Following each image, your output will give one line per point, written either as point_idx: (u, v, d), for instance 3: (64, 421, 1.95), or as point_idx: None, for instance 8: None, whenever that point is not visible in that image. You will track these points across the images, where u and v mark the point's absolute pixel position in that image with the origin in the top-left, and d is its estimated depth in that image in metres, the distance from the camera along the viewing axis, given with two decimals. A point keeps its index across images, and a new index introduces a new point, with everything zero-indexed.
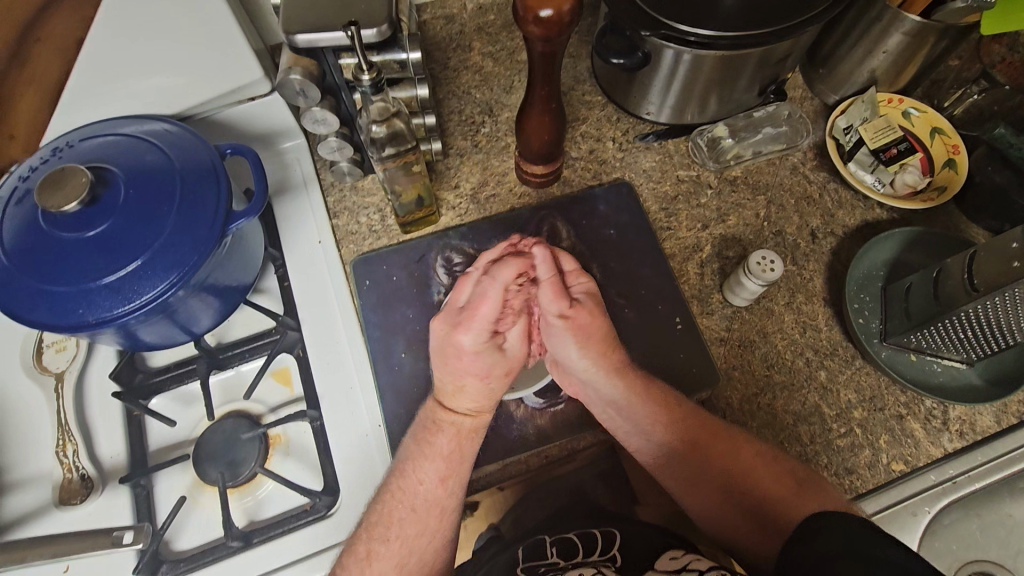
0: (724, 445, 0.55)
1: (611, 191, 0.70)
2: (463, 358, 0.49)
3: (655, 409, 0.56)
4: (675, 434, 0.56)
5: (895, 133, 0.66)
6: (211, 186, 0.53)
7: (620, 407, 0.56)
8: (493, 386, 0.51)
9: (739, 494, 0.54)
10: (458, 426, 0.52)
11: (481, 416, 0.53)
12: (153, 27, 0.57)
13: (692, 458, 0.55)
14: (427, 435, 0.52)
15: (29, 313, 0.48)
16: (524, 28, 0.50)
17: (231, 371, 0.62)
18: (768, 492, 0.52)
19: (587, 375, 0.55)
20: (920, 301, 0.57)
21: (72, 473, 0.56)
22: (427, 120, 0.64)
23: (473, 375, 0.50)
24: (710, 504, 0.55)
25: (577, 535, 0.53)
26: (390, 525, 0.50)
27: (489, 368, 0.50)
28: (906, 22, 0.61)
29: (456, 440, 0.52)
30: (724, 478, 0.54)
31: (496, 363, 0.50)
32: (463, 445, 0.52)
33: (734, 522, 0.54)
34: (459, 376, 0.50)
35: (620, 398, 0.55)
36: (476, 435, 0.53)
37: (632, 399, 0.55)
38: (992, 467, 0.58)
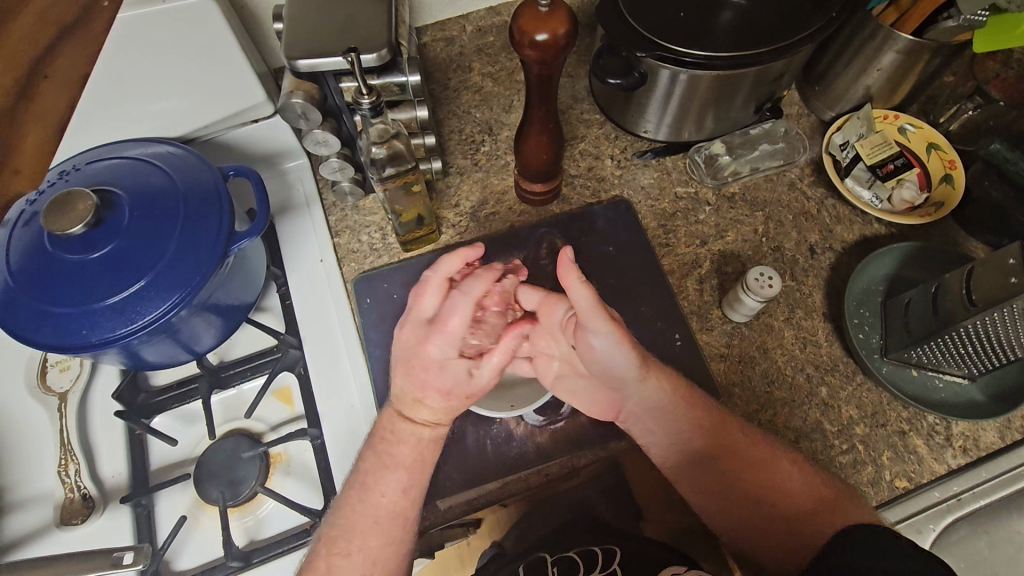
0: (740, 449, 0.54)
1: (609, 208, 0.70)
2: (428, 373, 0.48)
3: (688, 420, 0.55)
4: (690, 439, 0.55)
5: (890, 150, 0.66)
6: (214, 207, 0.54)
7: (662, 412, 0.55)
8: (454, 403, 0.50)
9: (742, 501, 0.54)
10: (418, 437, 0.51)
11: (439, 429, 0.51)
12: (157, 55, 0.54)
13: (705, 464, 0.55)
14: (385, 445, 0.51)
15: (35, 334, 0.49)
16: (521, 52, 0.51)
17: (233, 390, 0.62)
18: (776, 492, 0.53)
19: (633, 386, 0.54)
20: (920, 316, 0.57)
21: (74, 493, 0.56)
22: (427, 140, 0.65)
23: (436, 389, 0.49)
24: (717, 510, 0.54)
25: (578, 554, 0.52)
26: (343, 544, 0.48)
27: (454, 385, 0.49)
28: (899, 41, 0.62)
29: (417, 450, 0.51)
30: (732, 483, 0.54)
31: (461, 382, 0.49)
32: (425, 454, 0.51)
33: (740, 527, 0.54)
34: (422, 389, 0.49)
35: (666, 406, 0.54)
36: (436, 446, 0.52)
37: (677, 403, 0.55)
38: (997, 484, 0.57)
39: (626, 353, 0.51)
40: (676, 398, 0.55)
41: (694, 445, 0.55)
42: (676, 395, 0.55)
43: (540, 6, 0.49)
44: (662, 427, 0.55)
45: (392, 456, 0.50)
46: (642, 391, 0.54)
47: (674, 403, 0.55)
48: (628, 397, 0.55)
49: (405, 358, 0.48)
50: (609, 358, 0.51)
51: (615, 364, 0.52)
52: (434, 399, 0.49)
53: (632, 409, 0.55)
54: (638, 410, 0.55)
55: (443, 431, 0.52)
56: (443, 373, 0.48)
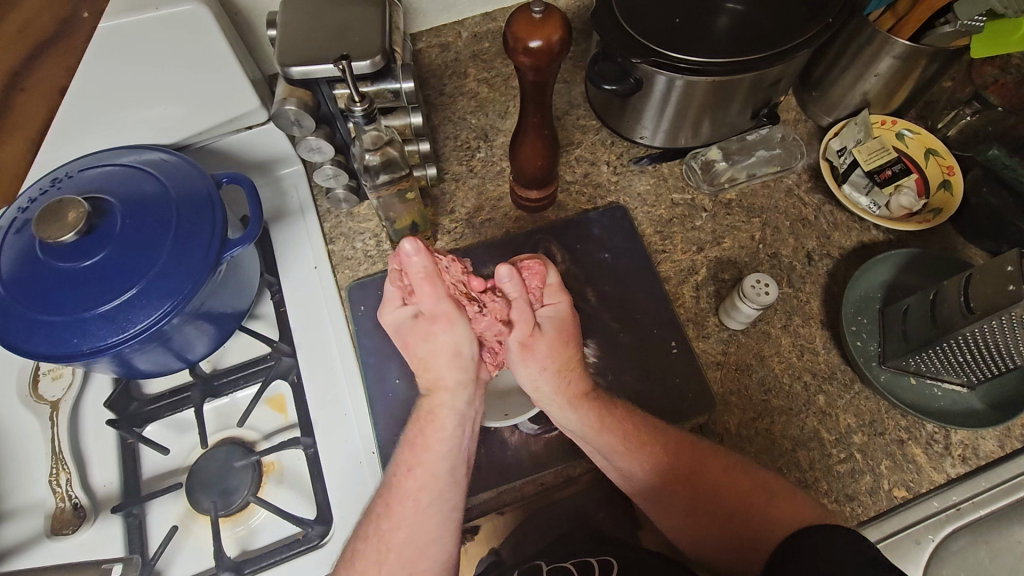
0: (703, 466, 0.54)
1: (605, 215, 0.70)
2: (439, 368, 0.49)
3: (619, 436, 0.54)
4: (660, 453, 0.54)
5: (889, 155, 0.66)
6: (206, 214, 0.53)
7: (585, 433, 0.54)
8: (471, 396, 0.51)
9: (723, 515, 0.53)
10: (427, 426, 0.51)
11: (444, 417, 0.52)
12: (151, 62, 0.54)
13: (674, 485, 0.54)
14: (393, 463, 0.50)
15: (24, 343, 0.48)
16: (515, 58, 0.51)
17: (226, 398, 0.62)
18: (747, 504, 0.51)
19: (547, 405, 0.54)
20: (918, 324, 0.56)
21: (65, 502, 0.56)
22: (421, 146, 0.65)
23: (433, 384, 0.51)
24: (696, 530, 0.53)
25: (574, 564, 0.50)
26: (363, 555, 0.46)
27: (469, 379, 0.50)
28: (896, 46, 0.61)
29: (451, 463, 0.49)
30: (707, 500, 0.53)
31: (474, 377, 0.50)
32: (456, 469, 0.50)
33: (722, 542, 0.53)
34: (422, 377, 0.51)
35: (584, 427, 0.54)
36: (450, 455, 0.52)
37: (595, 427, 0.54)
38: (995, 494, 0.56)
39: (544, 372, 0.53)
40: (595, 421, 0.54)
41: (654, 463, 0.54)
42: (590, 420, 0.54)
43: (534, 13, 0.49)
44: (594, 449, 0.54)
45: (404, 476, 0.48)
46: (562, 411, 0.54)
47: (594, 431, 0.54)
48: (549, 412, 0.56)
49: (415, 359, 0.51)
50: (524, 374, 0.54)
51: (526, 382, 0.54)
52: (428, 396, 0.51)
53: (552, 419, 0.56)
54: (557, 424, 0.55)
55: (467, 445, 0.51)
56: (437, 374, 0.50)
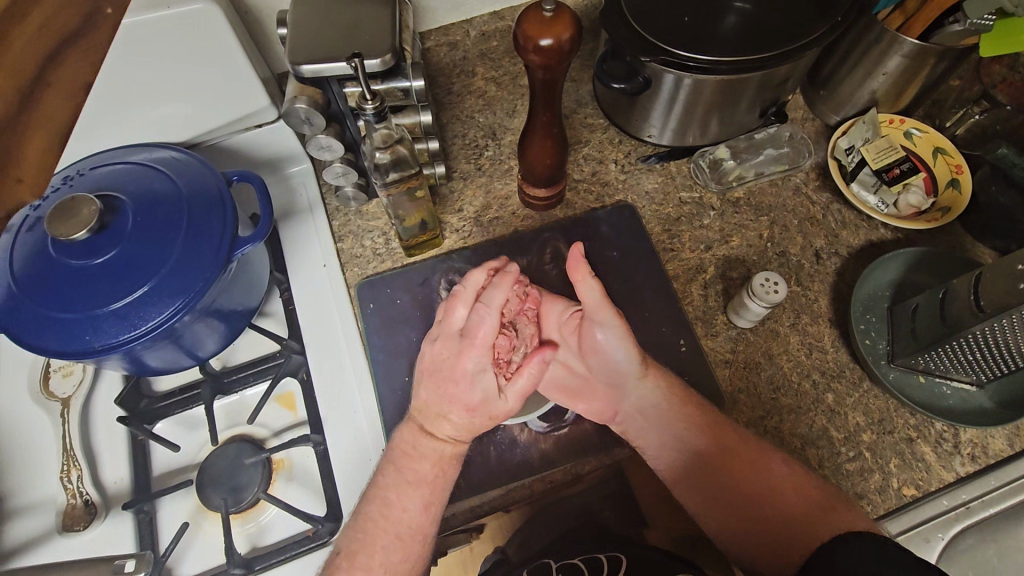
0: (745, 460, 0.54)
1: (613, 213, 0.70)
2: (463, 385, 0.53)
3: (687, 417, 0.57)
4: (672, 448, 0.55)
5: (897, 154, 0.67)
6: (218, 212, 0.53)
7: (659, 412, 0.57)
8: (477, 421, 0.53)
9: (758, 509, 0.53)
10: (439, 453, 0.53)
11: (461, 445, 0.54)
12: (163, 60, 0.54)
13: (711, 474, 0.55)
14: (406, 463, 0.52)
15: (37, 340, 0.49)
16: (526, 56, 0.51)
17: (235, 395, 0.62)
18: (784, 502, 0.52)
19: (632, 381, 0.58)
20: (927, 322, 0.56)
21: (76, 499, 0.56)
22: (430, 145, 0.65)
23: (462, 404, 0.53)
24: (735, 523, 0.54)
25: (582, 561, 0.51)
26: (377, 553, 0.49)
27: (481, 401, 0.53)
28: (905, 45, 0.61)
29: (438, 467, 0.52)
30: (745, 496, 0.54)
31: (488, 399, 0.53)
32: (444, 471, 0.53)
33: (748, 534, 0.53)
34: (448, 404, 0.53)
35: (664, 404, 0.57)
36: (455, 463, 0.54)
37: (677, 403, 0.57)
38: (1004, 492, 0.57)
39: (626, 346, 0.57)
40: (672, 397, 0.57)
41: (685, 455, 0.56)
42: (670, 392, 0.58)
43: (545, 11, 0.49)
44: (663, 423, 0.57)
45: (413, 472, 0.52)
46: (643, 385, 0.58)
47: (673, 404, 0.57)
48: (627, 396, 0.58)
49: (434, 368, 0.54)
50: (612, 350, 0.57)
51: (619, 358, 0.57)
52: (478, 419, 0.53)
53: (631, 408, 0.58)
54: (637, 411, 0.58)
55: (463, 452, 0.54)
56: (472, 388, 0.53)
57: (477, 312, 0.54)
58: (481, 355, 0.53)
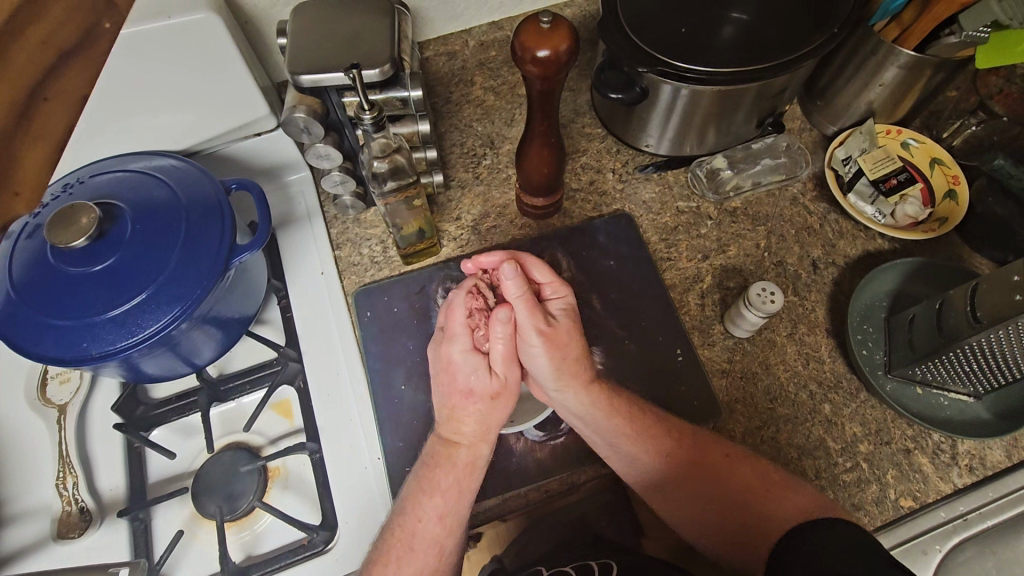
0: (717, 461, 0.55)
1: (610, 222, 0.70)
2: (456, 375, 0.52)
3: (616, 426, 0.55)
4: (662, 456, 0.55)
5: (894, 165, 0.67)
6: (216, 220, 0.54)
7: (590, 420, 0.55)
8: (483, 405, 0.52)
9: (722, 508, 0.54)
10: (457, 460, 0.53)
11: (479, 447, 0.53)
12: (164, 71, 0.54)
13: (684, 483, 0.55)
14: (428, 471, 0.53)
15: (34, 347, 0.49)
16: (523, 67, 0.52)
17: (232, 403, 0.62)
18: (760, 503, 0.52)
19: (551, 391, 0.55)
20: (924, 333, 0.56)
21: (72, 506, 0.56)
22: (428, 154, 0.66)
23: (461, 392, 0.52)
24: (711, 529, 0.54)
25: (574, 568, 0.50)
26: (390, 559, 0.50)
27: (476, 385, 0.52)
28: (901, 57, 0.62)
29: (456, 476, 0.52)
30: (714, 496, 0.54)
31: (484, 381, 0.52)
32: (463, 478, 0.52)
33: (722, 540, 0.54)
34: (450, 397, 0.53)
35: (588, 415, 0.55)
36: (476, 468, 0.53)
37: (597, 415, 0.55)
38: (1003, 505, 0.56)
39: (545, 364, 0.53)
40: (598, 410, 0.55)
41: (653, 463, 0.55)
42: (597, 405, 0.55)
43: (542, 23, 0.50)
44: (599, 434, 0.55)
45: (434, 482, 0.52)
46: (568, 398, 0.55)
47: (600, 415, 0.55)
48: (553, 401, 0.57)
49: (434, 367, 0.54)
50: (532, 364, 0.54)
51: (540, 372, 0.54)
52: (479, 404, 0.52)
53: (561, 412, 0.57)
54: (568, 416, 0.56)
55: (481, 454, 0.53)
56: (467, 373, 0.52)
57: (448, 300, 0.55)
58: (464, 346, 0.52)
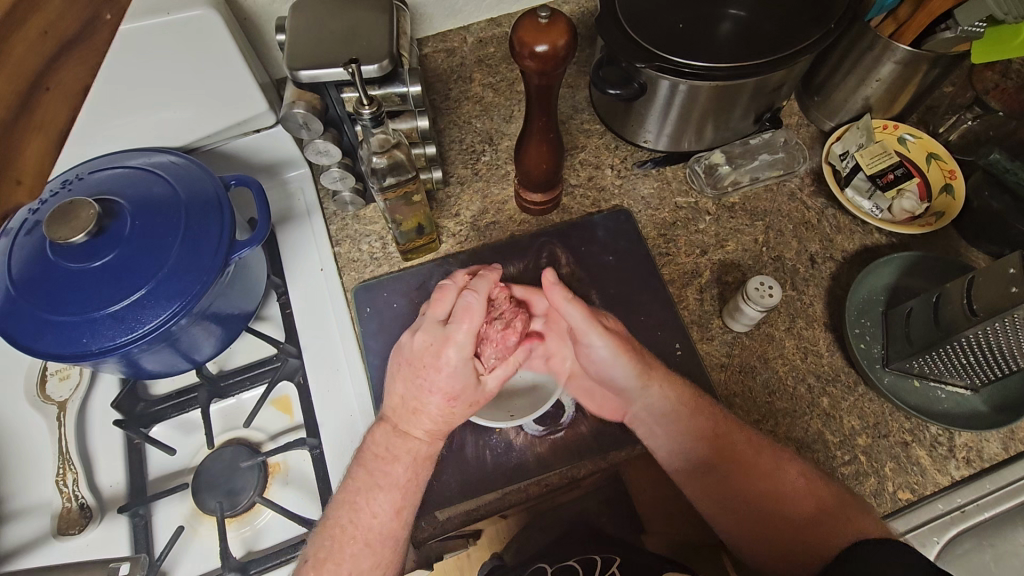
0: (746, 455, 0.54)
1: (609, 218, 0.70)
2: (438, 371, 0.51)
3: (697, 430, 0.55)
4: (677, 449, 0.56)
5: (891, 158, 0.66)
6: (215, 216, 0.54)
7: (672, 420, 0.56)
8: (458, 409, 0.52)
9: (769, 513, 0.54)
10: (415, 451, 0.53)
11: (436, 442, 0.54)
12: (162, 67, 0.54)
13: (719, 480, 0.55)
14: (379, 462, 0.52)
15: (34, 343, 0.49)
16: (522, 62, 0.52)
17: (232, 399, 0.62)
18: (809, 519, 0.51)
19: (635, 391, 0.56)
20: (921, 326, 0.56)
21: (72, 502, 0.56)
22: (428, 150, 0.66)
23: (442, 392, 0.51)
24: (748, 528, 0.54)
25: (577, 562, 0.51)
26: (384, 552, 0.50)
27: (460, 389, 0.52)
28: (898, 51, 0.62)
29: (412, 468, 0.52)
30: (757, 500, 0.54)
31: (468, 386, 0.53)
32: (418, 472, 0.52)
33: (759, 544, 0.54)
34: (427, 392, 0.52)
35: (673, 411, 0.56)
36: (430, 462, 0.53)
37: (684, 411, 0.56)
38: (1000, 495, 0.57)
39: (624, 361, 0.55)
40: (682, 406, 0.56)
41: None
42: (681, 396, 0.56)
43: (541, 18, 0.50)
44: (674, 428, 0.56)
45: (386, 475, 0.51)
46: (647, 392, 0.56)
47: (684, 410, 0.56)
48: (633, 402, 0.57)
49: (415, 358, 0.52)
50: (611, 366, 0.56)
51: (617, 374, 0.56)
52: (460, 409, 0.53)
53: (638, 413, 0.57)
54: (643, 416, 0.57)
55: (433, 449, 0.54)
56: (453, 376, 0.51)
57: (462, 297, 0.53)
58: (464, 348, 0.51)
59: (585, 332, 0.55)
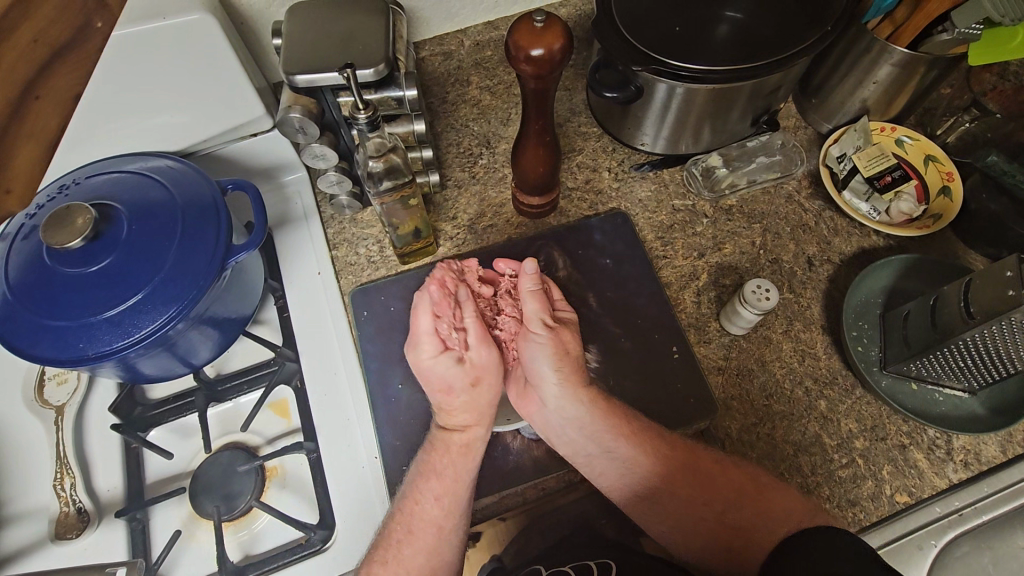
0: (690, 468, 0.55)
1: (606, 221, 0.70)
2: (428, 375, 0.55)
3: (614, 428, 0.56)
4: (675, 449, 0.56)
5: (889, 161, 0.67)
6: (212, 219, 0.54)
7: (584, 424, 0.55)
8: (466, 395, 0.55)
9: (715, 519, 0.54)
10: (451, 444, 0.54)
11: (474, 431, 0.55)
12: (159, 71, 0.54)
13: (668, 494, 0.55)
14: None
15: (31, 348, 0.49)
16: (517, 66, 0.52)
17: (229, 403, 0.62)
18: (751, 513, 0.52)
19: (550, 393, 0.56)
20: (918, 328, 0.56)
21: (69, 507, 0.56)
22: (424, 154, 0.66)
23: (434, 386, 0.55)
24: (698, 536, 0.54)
25: (571, 568, 0.50)
26: (384, 549, 0.50)
27: (450, 383, 0.54)
28: (895, 54, 0.62)
29: (451, 462, 0.53)
30: (706, 506, 0.54)
31: (455, 377, 0.54)
32: (456, 462, 0.53)
33: (711, 552, 0.54)
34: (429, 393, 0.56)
35: (584, 416, 0.56)
36: (469, 453, 0.54)
37: (596, 414, 0.56)
38: (998, 499, 0.57)
39: (551, 359, 0.57)
40: (595, 411, 0.56)
41: (655, 460, 0.55)
42: (594, 405, 0.56)
43: (536, 22, 0.50)
44: (588, 436, 0.55)
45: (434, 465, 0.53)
46: (565, 399, 0.56)
47: (595, 415, 0.56)
48: (546, 408, 0.57)
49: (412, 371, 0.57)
50: (537, 360, 0.57)
51: (543, 369, 0.57)
52: (463, 394, 0.54)
53: (550, 419, 0.56)
54: (557, 421, 0.56)
55: (476, 435, 0.55)
56: (436, 370, 0.55)
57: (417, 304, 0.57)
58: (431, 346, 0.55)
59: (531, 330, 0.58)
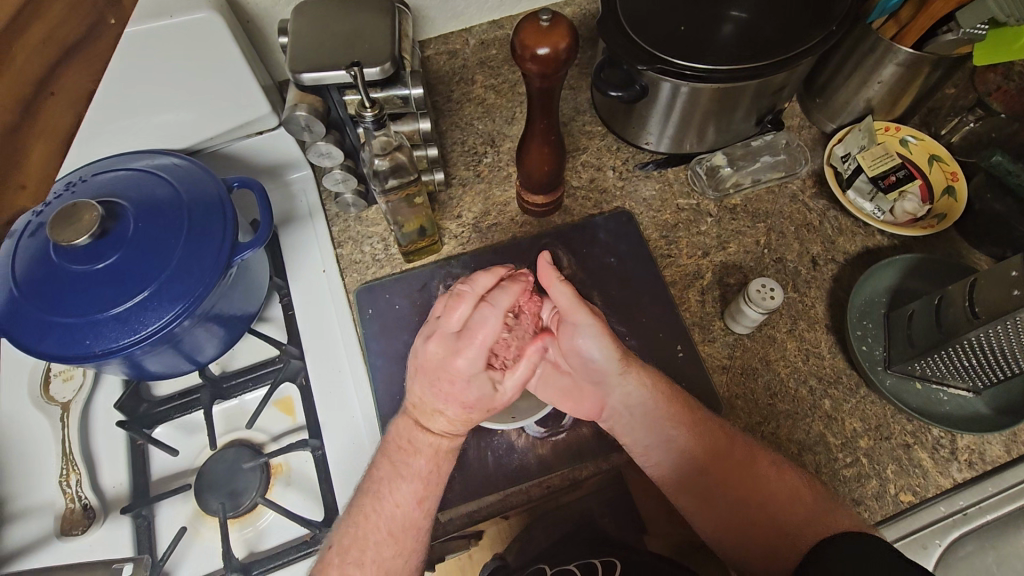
0: (732, 466, 0.53)
1: (610, 219, 0.70)
2: (454, 382, 0.47)
3: (675, 419, 0.55)
4: None
5: (894, 161, 0.67)
6: (218, 217, 0.54)
7: (646, 412, 0.54)
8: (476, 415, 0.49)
9: (757, 518, 0.52)
10: (437, 446, 0.50)
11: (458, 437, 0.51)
12: (165, 69, 0.54)
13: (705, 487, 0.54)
14: None
15: (37, 344, 0.49)
16: (523, 65, 0.52)
17: (234, 400, 0.62)
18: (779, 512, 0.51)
19: (613, 378, 0.54)
20: (924, 327, 0.56)
21: (75, 503, 0.56)
22: (429, 152, 0.66)
23: (457, 401, 0.48)
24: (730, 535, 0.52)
25: (577, 566, 0.51)
26: None
27: (477, 399, 0.48)
28: (899, 54, 0.62)
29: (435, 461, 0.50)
30: (740, 507, 0.53)
31: (486, 396, 0.48)
32: (441, 465, 0.50)
33: (740, 550, 0.52)
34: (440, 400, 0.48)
35: (649, 403, 0.55)
36: (452, 454, 0.51)
37: (660, 402, 0.55)
38: (1003, 498, 0.57)
39: (604, 345, 0.53)
40: (660, 399, 0.55)
41: (661, 458, 0.55)
42: (657, 390, 0.55)
43: (543, 21, 0.50)
44: (649, 425, 0.54)
45: (408, 466, 0.49)
46: (631, 386, 0.54)
47: (660, 404, 0.54)
48: (609, 391, 0.55)
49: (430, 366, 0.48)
50: (589, 349, 0.54)
51: (594, 357, 0.54)
52: (482, 414, 0.49)
53: (614, 405, 0.55)
54: (620, 408, 0.55)
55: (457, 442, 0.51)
56: (468, 386, 0.47)
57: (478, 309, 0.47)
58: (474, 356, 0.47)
59: (575, 317, 0.52)
